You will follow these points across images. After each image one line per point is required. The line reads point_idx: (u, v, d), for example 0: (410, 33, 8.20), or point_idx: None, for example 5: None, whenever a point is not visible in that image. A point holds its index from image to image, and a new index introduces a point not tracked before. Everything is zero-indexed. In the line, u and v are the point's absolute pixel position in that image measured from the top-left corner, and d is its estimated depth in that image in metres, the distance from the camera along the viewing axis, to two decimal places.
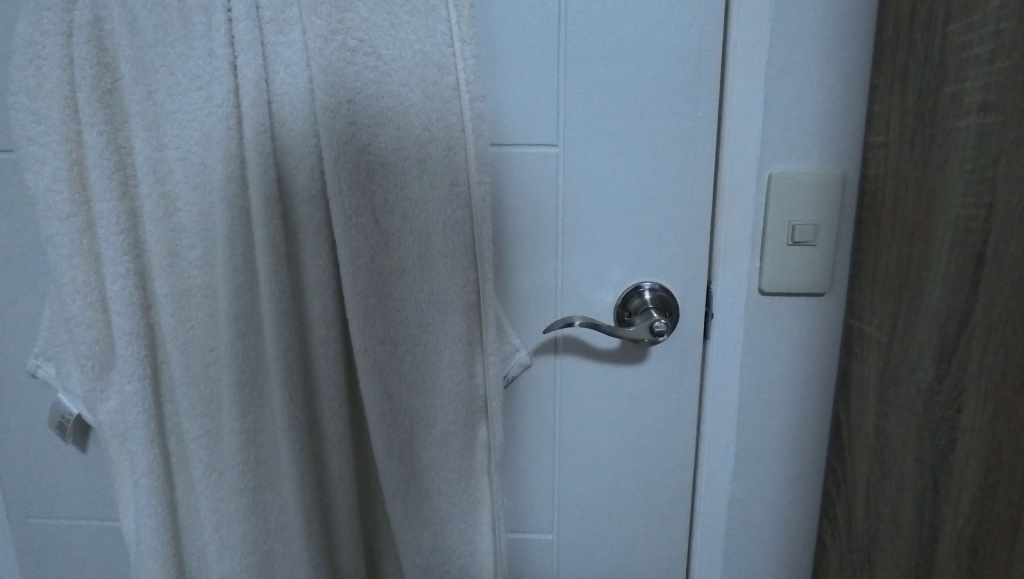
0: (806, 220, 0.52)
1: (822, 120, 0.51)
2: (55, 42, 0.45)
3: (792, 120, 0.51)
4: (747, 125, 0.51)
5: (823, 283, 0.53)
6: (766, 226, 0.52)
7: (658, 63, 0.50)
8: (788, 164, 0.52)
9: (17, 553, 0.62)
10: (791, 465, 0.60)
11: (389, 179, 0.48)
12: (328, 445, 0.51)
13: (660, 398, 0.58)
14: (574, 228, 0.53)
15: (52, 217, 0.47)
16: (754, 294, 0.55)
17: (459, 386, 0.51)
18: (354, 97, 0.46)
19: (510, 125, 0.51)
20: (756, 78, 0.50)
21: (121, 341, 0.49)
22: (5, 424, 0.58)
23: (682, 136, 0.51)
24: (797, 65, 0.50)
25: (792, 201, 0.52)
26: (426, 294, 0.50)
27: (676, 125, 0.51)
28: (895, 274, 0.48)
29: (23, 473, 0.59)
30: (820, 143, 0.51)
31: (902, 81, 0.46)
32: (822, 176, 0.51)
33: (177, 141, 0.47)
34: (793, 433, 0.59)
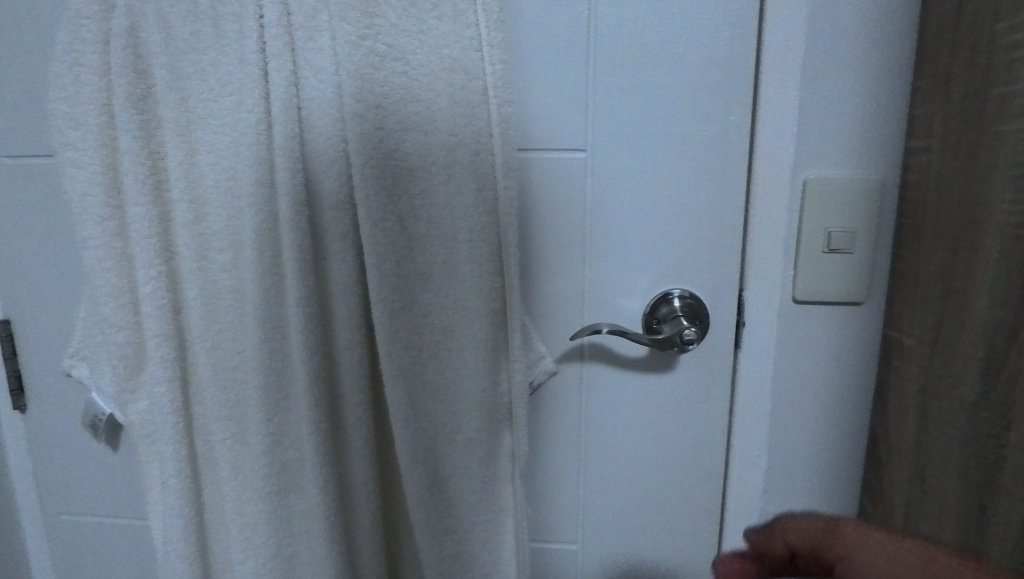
0: (843, 227, 0.50)
1: (861, 124, 0.49)
2: (92, 50, 0.46)
3: (829, 124, 0.50)
4: (781, 130, 0.50)
5: (860, 293, 0.52)
6: (800, 234, 0.51)
7: (689, 66, 0.49)
8: (824, 169, 0.50)
9: (49, 550, 0.64)
10: (823, 479, 0.58)
11: (416, 184, 0.48)
12: (352, 449, 0.51)
13: (688, 408, 0.57)
14: (602, 234, 0.53)
15: (86, 221, 0.48)
16: (787, 302, 0.53)
17: (483, 393, 0.51)
18: (382, 101, 0.46)
19: (538, 130, 0.51)
20: (791, 82, 0.49)
21: (152, 343, 0.50)
22: (41, 422, 0.59)
23: (714, 141, 0.50)
24: (834, 67, 0.49)
25: (827, 208, 0.50)
26: (451, 300, 0.50)
27: (707, 130, 0.50)
28: (938, 283, 0.46)
29: (56, 470, 0.60)
30: (858, 148, 0.50)
31: (946, 83, 0.45)
32: (861, 182, 0.50)
33: (208, 146, 0.48)
34: (827, 446, 0.57)
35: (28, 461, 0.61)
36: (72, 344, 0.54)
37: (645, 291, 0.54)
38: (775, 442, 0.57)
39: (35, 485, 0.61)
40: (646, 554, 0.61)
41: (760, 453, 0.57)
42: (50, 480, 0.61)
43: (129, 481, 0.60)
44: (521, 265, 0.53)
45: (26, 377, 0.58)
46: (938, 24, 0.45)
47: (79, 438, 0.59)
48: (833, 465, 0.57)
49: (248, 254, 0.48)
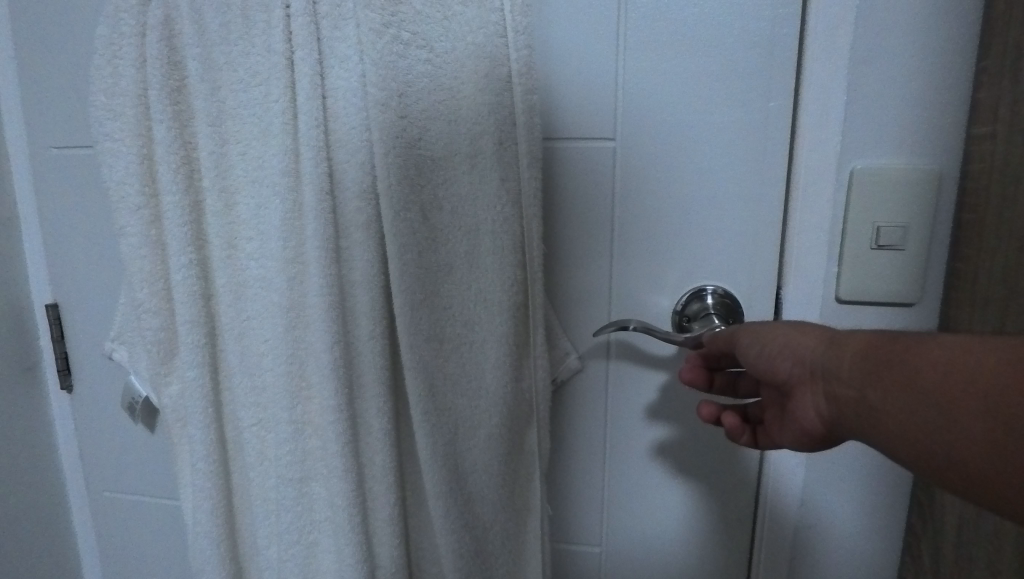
0: (894, 221, 0.46)
1: (917, 110, 0.45)
2: (130, 42, 0.48)
3: (881, 111, 0.46)
4: (828, 117, 0.46)
5: (913, 293, 0.48)
6: (846, 228, 0.48)
7: (726, 49, 0.46)
8: (875, 159, 0.47)
9: (95, 525, 0.67)
10: (868, 492, 0.54)
11: (439, 175, 0.47)
12: (372, 440, 0.51)
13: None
14: (631, 228, 0.51)
15: (124, 209, 0.50)
16: (830, 303, 0.50)
17: (504, 388, 0.50)
18: (405, 90, 0.45)
19: (566, 119, 0.49)
20: (839, 65, 0.45)
21: (184, 329, 0.51)
22: (88, 402, 0.62)
23: (752, 129, 0.47)
24: (891, 48, 0.45)
25: (878, 201, 0.46)
26: (473, 292, 0.49)
27: (745, 117, 0.47)
28: (1001, 284, 0.42)
29: (100, 449, 0.63)
30: (912, 136, 0.46)
31: (1015, 63, 0.41)
32: (916, 174, 0.46)
33: (238, 136, 0.49)
34: (872, 457, 0.53)
35: (75, 438, 0.64)
36: (113, 329, 0.56)
37: (676, 287, 0.51)
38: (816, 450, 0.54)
39: (83, 462, 0.64)
40: (674, 562, 0.59)
41: (798, 462, 0.54)
42: (94, 458, 0.64)
43: (164, 463, 0.62)
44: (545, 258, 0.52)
45: (73, 358, 0.61)
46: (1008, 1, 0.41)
47: (120, 419, 0.61)
48: (879, 478, 0.54)
49: (274, 244, 0.49)
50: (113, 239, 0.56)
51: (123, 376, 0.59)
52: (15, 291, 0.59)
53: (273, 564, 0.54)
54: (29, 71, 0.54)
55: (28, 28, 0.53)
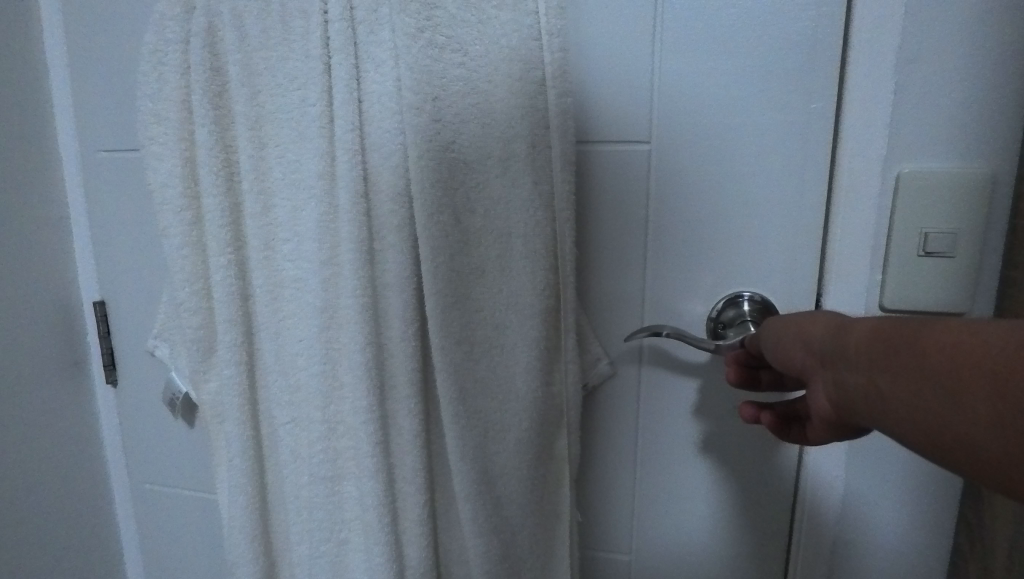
0: (944, 226, 0.44)
1: (968, 112, 0.44)
2: (174, 49, 0.49)
3: (928, 112, 0.44)
4: (874, 119, 0.45)
5: (964, 301, 0.45)
6: (892, 234, 0.46)
7: (766, 50, 0.45)
8: (922, 162, 0.45)
9: (136, 516, 0.69)
10: (913, 508, 0.52)
11: (472, 178, 0.47)
12: (402, 440, 0.52)
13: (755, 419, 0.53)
14: (665, 232, 0.50)
15: (167, 210, 0.51)
16: (872, 311, 0.48)
17: (534, 391, 0.49)
18: (439, 93, 0.46)
19: (600, 121, 0.49)
20: (884, 65, 0.44)
21: (222, 327, 0.52)
22: (131, 396, 0.64)
23: (792, 132, 0.46)
24: (940, 47, 0.43)
25: (927, 204, 0.45)
26: (505, 295, 0.48)
27: (784, 119, 0.46)
28: None
29: (142, 442, 0.65)
30: (963, 138, 0.44)
31: None
32: (968, 178, 0.44)
33: (276, 140, 0.50)
34: (917, 472, 0.51)
35: (120, 432, 0.66)
36: (156, 326, 0.58)
37: (711, 293, 0.50)
38: (856, 462, 0.52)
39: (126, 454, 0.67)
40: (706, 572, 0.58)
41: (837, 474, 0.52)
42: (137, 451, 0.66)
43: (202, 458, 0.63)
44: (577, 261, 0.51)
45: (118, 354, 0.63)
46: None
47: (161, 415, 0.63)
48: (924, 494, 0.52)
49: (310, 245, 0.50)
50: (156, 240, 0.57)
51: (165, 373, 0.61)
52: (65, 289, 0.61)
53: (305, 560, 0.55)
54: (81, 78, 0.56)
55: (80, 36, 0.55)
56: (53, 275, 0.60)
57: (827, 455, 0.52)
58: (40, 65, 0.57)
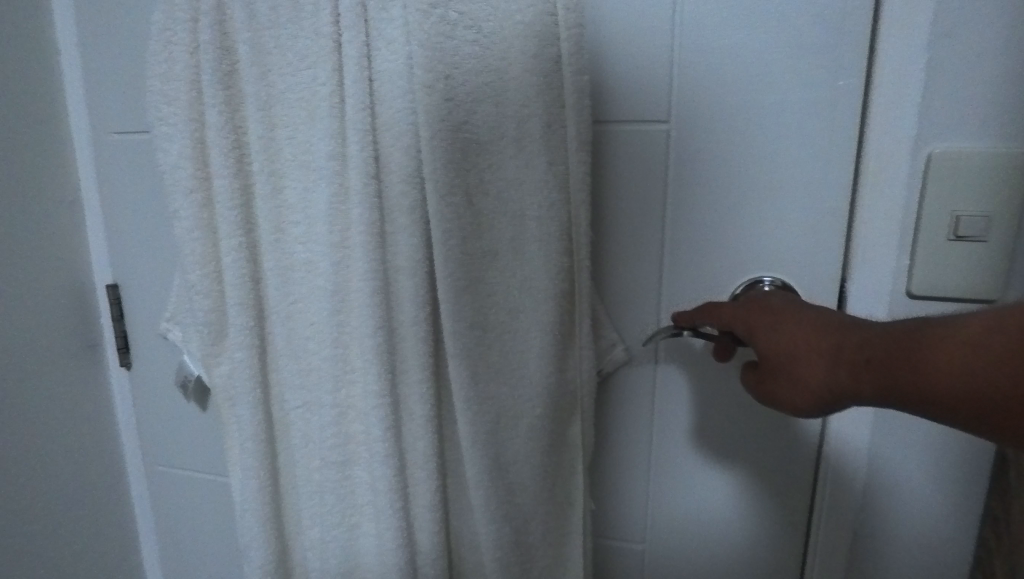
0: (978, 209, 0.42)
1: (1005, 90, 0.41)
2: (184, 28, 0.48)
3: (963, 91, 0.42)
4: (906, 97, 0.43)
5: (996, 287, 0.43)
6: (921, 217, 0.44)
7: (791, 24, 0.43)
8: (955, 143, 0.43)
9: (151, 498, 0.69)
10: (935, 499, 0.51)
11: (485, 159, 0.46)
12: (413, 426, 0.51)
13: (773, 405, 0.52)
14: (683, 216, 0.48)
15: (177, 192, 0.51)
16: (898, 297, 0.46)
17: (549, 379, 0.48)
18: (452, 71, 0.44)
19: (617, 102, 0.47)
20: (919, 41, 0.42)
21: (233, 310, 0.52)
22: (145, 379, 0.64)
23: (816, 110, 0.44)
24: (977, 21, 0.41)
25: (957, 185, 0.43)
26: (518, 280, 0.47)
27: (809, 97, 0.44)
28: None
29: (156, 425, 0.65)
30: (999, 118, 0.42)
31: None
32: (1005, 159, 0.42)
33: (286, 120, 0.49)
34: (940, 462, 0.50)
35: (135, 414, 0.67)
36: (168, 309, 0.58)
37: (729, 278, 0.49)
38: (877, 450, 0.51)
39: (141, 437, 0.67)
40: (720, 563, 0.57)
41: (857, 462, 0.51)
42: (151, 434, 0.66)
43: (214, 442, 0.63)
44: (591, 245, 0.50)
45: (132, 337, 0.63)
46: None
47: (175, 398, 0.64)
48: (947, 486, 0.50)
49: (321, 228, 0.49)
50: (168, 223, 0.57)
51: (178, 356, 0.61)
52: (79, 272, 0.61)
53: (316, 545, 0.55)
54: (92, 59, 0.56)
55: (91, 16, 0.55)
56: (66, 258, 0.60)
57: (846, 442, 0.51)
58: (53, 47, 0.57)
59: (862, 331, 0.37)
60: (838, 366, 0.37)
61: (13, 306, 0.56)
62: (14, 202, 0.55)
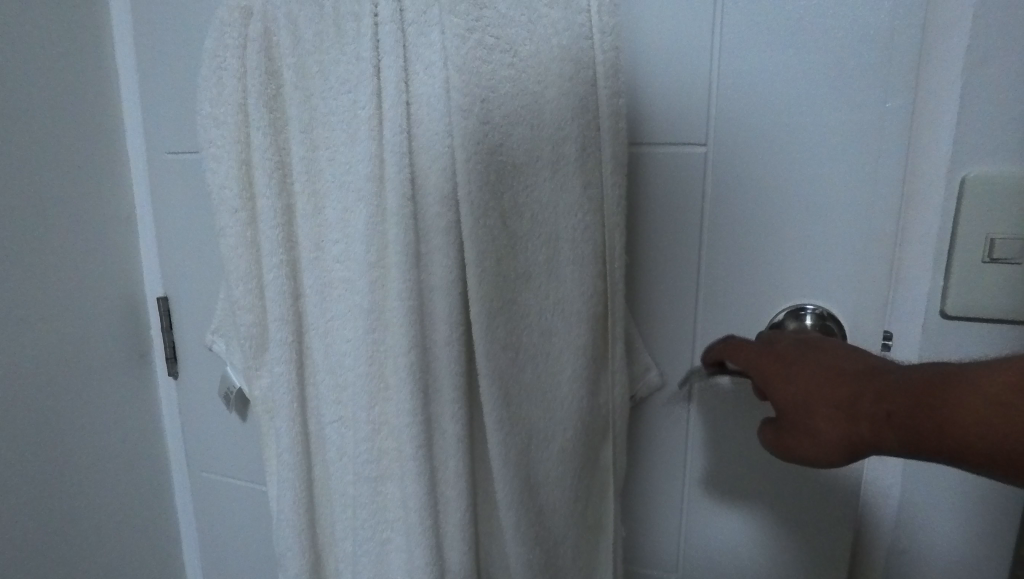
0: (1010, 234, 0.44)
1: None
2: (232, 53, 0.50)
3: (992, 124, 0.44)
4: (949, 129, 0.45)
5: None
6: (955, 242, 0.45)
7: (838, 45, 0.42)
8: (989, 172, 0.44)
9: (194, 504, 0.72)
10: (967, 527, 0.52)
11: (519, 180, 0.46)
12: (444, 444, 0.51)
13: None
14: (722, 240, 0.48)
15: (222, 211, 0.53)
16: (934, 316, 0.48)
17: (581, 399, 0.48)
18: (488, 95, 0.45)
19: (654, 124, 0.47)
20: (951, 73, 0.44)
21: (275, 325, 0.53)
22: (191, 388, 0.66)
23: (861, 133, 0.43)
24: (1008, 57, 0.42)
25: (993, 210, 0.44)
26: (551, 301, 0.47)
27: (855, 119, 0.42)
28: None
29: (200, 433, 0.68)
30: None
31: None
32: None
33: (327, 143, 0.50)
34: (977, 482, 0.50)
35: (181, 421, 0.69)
36: (214, 322, 0.60)
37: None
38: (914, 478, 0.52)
39: (186, 444, 0.69)
40: None
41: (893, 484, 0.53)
42: (195, 441, 0.68)
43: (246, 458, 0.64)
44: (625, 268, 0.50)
45: (180, 348, 0.66)
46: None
47: (217, 408, 0.66)
48: (981, 514, 0.51)
49: (358, 247, 0.50)
50: (210, 241, 0.59)
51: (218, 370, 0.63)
52: (133, 284, 0.64)
53: (349, 558, 0.56)
54: (148, 83, 0.59)
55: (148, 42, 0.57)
56: (118, 271, 0.63)
57: (885, 465, 0.52)
58: (111, 72, 0.60)
59: (879, 379, 0.35)
60: (855, 424, 0.35)
61: (71, 317, 0.59)
62: (73, 219, 0.58)
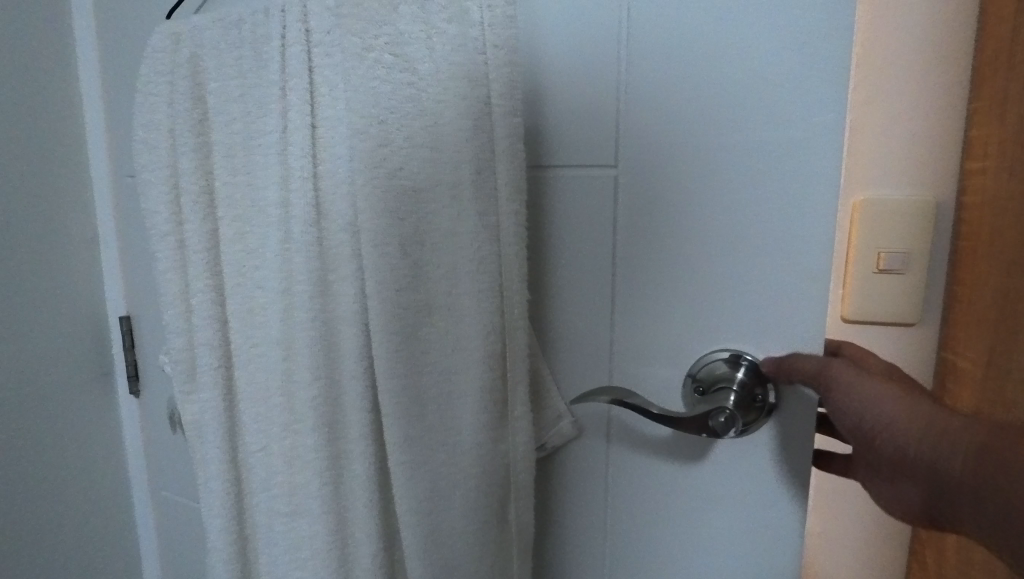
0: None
1: None
2: (163, 80, 0.51)
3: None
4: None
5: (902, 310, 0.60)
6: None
7: (749, 62, 0.39)
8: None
9: (156, 515, 0.73)
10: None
11: (420, 206, 0.43)
12: (352, 483, 0.48)
13: (762, 488, 0.45)
14: (633, 270, 0.44)
15: (155, 234, 0.53)
16: None
17: (485, 444, 0.45)
18: (385, 116, 0.42)
19: (561, 143, 0.44)
20: None
21: (201, 350, 0.53)
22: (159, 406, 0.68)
23: (776, 157, 0.39)
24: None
25: (886, 228, 0.58)
26: (452, 338, 0.44)
27: (771, 139, 0.39)
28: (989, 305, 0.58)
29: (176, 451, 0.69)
30: None
31: None
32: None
33: (246, 167, 0.49)
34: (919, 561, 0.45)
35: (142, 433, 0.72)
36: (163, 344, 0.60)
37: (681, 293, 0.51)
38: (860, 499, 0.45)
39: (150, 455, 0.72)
40: None
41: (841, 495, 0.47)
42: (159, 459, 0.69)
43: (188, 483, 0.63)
44: (531, 299, 0.47)
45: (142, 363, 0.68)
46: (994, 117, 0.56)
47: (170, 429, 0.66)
48: None
49: (270, 273, 0.48)
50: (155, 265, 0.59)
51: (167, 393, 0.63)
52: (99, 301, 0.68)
53: None
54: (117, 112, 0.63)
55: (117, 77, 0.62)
56: (83, 288, 0.66)
57: None
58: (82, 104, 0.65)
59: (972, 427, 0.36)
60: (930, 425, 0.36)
61: (37, 333, 0.62)
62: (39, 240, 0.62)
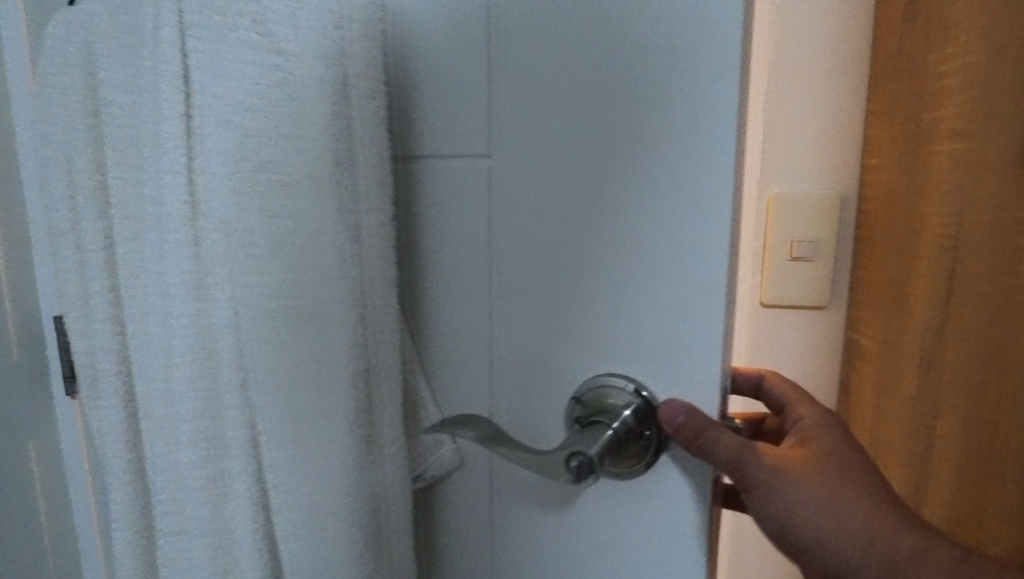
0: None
1: None
2: (50, 64, 0.47)
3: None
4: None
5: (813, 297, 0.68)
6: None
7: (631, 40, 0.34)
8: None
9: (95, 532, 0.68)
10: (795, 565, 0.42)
11: (282, 203, 0.37)
12: (233, 505, 0.44)
13: (674, 523, 0.40)
14: (505, 272, 0.41)
15: (52, 230, 0.50)
16: None
17: (365, 466, 0.41)
18: (247, 100, 0.37)
19: (429, 129, 0.42)
20: None
21: (98, 354, 0.50)
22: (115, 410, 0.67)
23: (651, 147, 0.35)
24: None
25: (793, 218, 0.67)
26: (320, 353, 0.39)
27: (648, 128, 0.35)
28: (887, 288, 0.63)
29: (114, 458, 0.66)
30: None
31: None
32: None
33: (129, 158, 0.45)
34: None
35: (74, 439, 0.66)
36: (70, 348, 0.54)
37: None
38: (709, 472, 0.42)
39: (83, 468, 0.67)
40: None
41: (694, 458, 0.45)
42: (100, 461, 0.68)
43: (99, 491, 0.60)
44: (398, 305, 0.45)
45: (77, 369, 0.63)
46: (888, 122, 0.61)
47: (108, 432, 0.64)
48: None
49: (149, 275, 0.44)
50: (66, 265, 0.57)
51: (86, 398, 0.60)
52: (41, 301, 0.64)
53: None
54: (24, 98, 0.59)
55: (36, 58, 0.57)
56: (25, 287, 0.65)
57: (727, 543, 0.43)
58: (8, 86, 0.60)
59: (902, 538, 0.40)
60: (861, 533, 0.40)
61: None
62: None
